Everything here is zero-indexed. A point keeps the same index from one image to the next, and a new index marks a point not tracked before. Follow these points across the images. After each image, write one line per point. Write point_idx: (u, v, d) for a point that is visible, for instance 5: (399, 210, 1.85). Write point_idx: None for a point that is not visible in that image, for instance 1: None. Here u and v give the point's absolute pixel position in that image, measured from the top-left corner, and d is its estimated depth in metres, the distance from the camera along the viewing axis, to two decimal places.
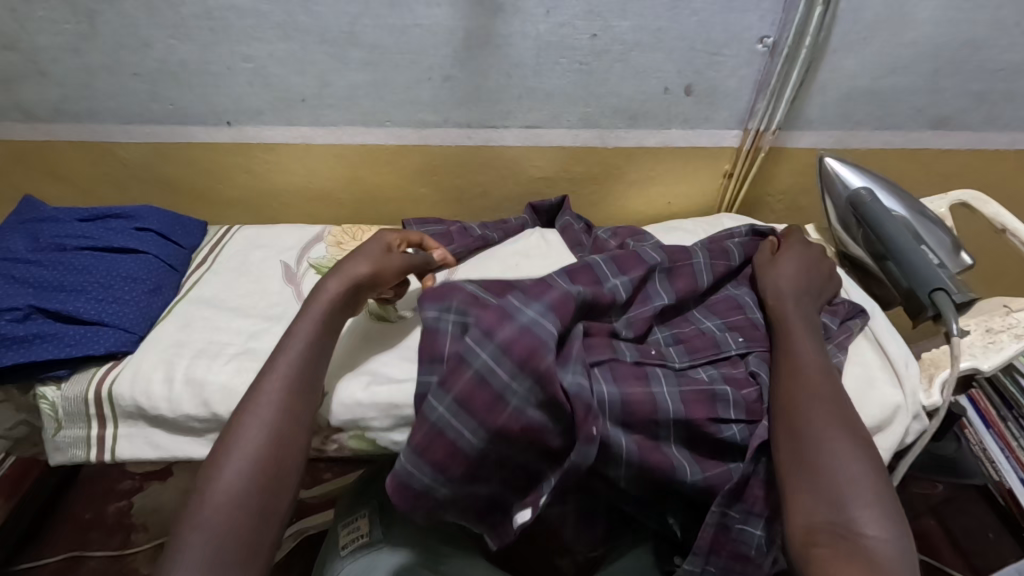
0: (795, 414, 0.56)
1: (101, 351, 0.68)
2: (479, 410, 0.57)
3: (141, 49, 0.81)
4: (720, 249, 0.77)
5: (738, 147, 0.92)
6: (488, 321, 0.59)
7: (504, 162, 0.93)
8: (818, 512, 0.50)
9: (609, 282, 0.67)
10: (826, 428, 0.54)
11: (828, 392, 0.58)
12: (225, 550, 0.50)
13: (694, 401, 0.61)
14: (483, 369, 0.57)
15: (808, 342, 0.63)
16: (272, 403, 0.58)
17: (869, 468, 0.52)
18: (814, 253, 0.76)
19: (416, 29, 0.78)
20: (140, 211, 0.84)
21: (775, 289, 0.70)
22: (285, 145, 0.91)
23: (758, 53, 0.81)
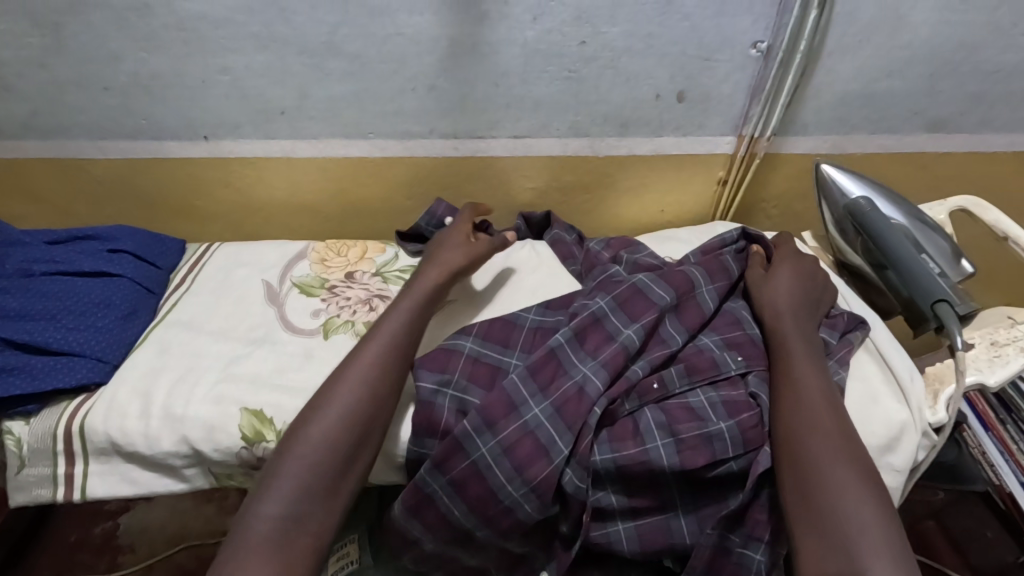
0: (803, 453, 0.55)
1: (73, 383, 0.65)
2: (473, 498, 0.59)
3: (111, 63, 0.77)
4: (717, 265, 0.74)
5: (732, 153, 0.90)
6: (486, 412, 0.60)
7: (492, 173, 0.91)
8: (829, 565, 0.49)
9: (621, 336, 0.65)
10: (836, 470, 0.53)
11: (836, 428, 0.56)
12: (312, 486, 0.54)
13: (693, 440, 0.60)
14: (481, 463, 0.59)
15: (810, 369, 0.61)
16: (373, 358, 0.62)
17: (884, 515, 0.50)
18: (811, 264, 0.74)
19: (399, 38, 0.75)
20: (112, 231, 0.80)
21: (774, 306, 0.68)
22: (266, 159, 0.88)
23: (751, 58, 0.79)
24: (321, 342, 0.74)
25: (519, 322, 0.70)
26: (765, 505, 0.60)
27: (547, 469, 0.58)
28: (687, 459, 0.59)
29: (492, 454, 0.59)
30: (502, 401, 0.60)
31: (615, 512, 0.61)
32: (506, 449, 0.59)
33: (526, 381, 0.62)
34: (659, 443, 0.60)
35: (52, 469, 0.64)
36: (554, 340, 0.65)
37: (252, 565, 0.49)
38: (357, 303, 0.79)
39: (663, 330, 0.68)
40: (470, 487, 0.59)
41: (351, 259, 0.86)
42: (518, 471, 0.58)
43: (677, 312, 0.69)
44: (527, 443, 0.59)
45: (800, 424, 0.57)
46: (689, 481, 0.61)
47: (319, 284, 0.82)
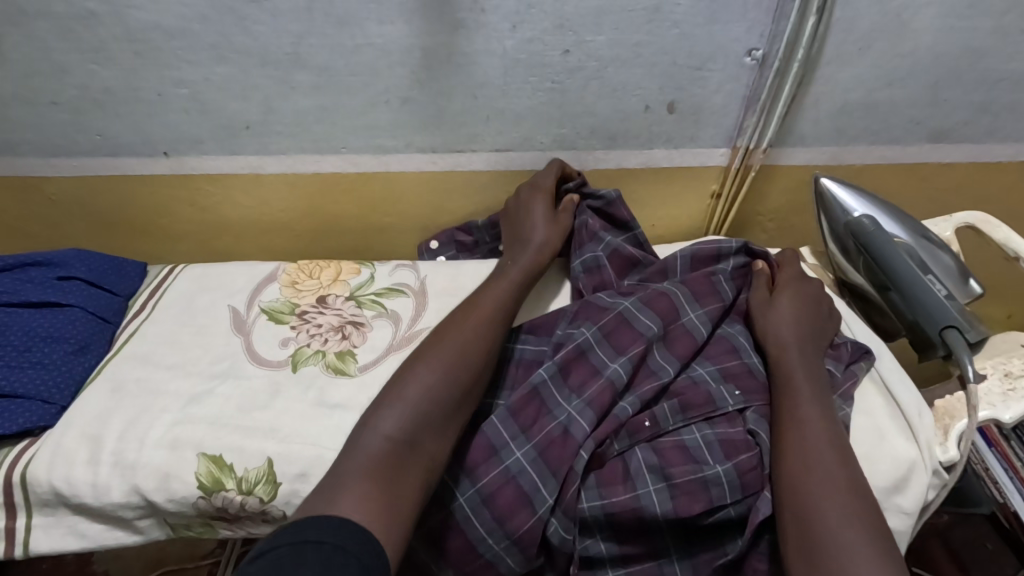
0: (806, 508, 0.50)
1: (14, 428, 0.60)
2: (453, 553, 0.54)
3: (58, 76, 0.72)
4: (705, 284, 0.69)
5: (726, 166, 0.85)
6: (469, 459, 0.56)
7: (474, 188, 0.86)
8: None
9: (607, 370, 0.60)
10: (843, 528, 0.48)
11: (845, 480, 0.51)
12: (423, 419, 0.53)
13: (686, 489, 0.55)
14: (460, 515, 0.54)
15: (815, 408, 0.56)
16: (488, 313, 0.63)
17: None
18: (808, 286, 0.70)
19: (368, 49, 0.70)
20: (63, 256, 0.74)
21: (774, 336, 0.64)
22: (232, 176, 0.83)
23: (746, 67, 0.74)
24: (289, 376, 0.69)
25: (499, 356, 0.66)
26: (765, 555, 0.54)
27: (529, 518, 0.53)
28: (680, 506, 0.54)
29: (470, 504, 0.54)
30: (480, 445, 0.56)
31: (606, 562, 0.56)
32: (485, 499, 0.54)
33: (506, 422, 0.57)
34: (651, 488, 0.55)
35: None
36: (535, 375, 0.60)
37: (364, 476, 0.48)
38: (329, 331, 0.74)
39: (652, 361, 0.63)
40: (448, 541, 0.54)
41: (324, 282, 0.81)
42: (499, 522, 0.53)
43: (666, 341, 0.64)
44: (509, 492, 0.54)
45: (803, 475, 0.52)
46: (682, 529, 0.56)
47: (289, 310, 0.77)
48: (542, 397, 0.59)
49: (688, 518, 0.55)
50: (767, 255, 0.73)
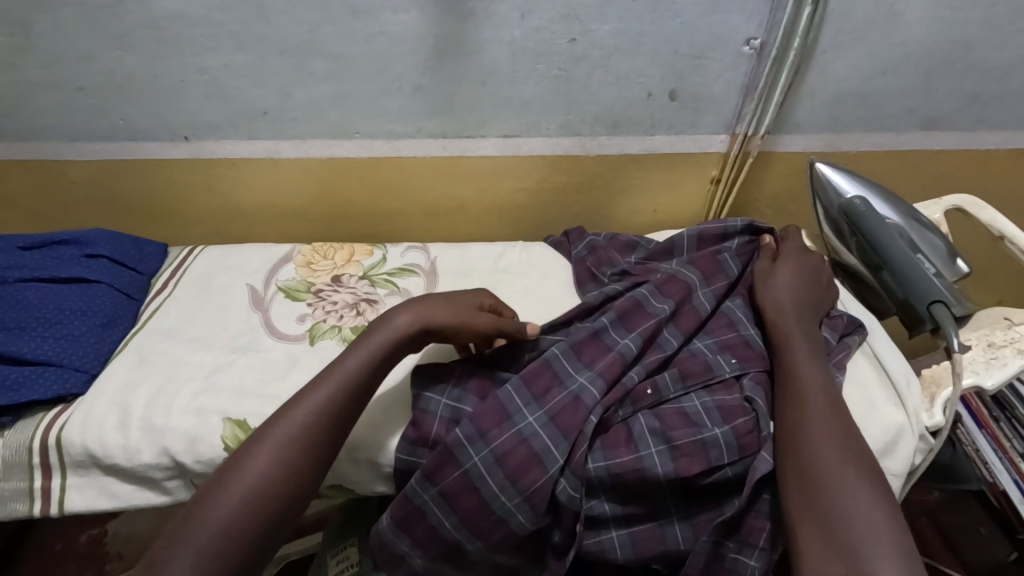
0: (802, 452, 0.52)
1: (47, 394, 0.63)
2: (464, 510, 0.57)
3: (84, 63, 0.75)
4: (711, 266, 0.74)
5: (725, 152, 0.89)
6: (483, 421, 0.58)
7: (482, 173, 0.89)
8: (833, 566, 0.44)
9: (618, 346, 0.64)
10: (838, 465, 0.49)
11: (840, 428, 0.53)
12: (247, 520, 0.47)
13: (686, 452, 0.58)
14: (473, 473, 0.57)
15: (814, 366, 0.59)
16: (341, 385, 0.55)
17: (891, 514, 0.46)
18: (809, 259, 0.73)
19: (383, 37, 0.73)
20: (89, 235, 0.77)
21: (775, 303, 0.67)
22: (249, 160, 0.86)
23: (744, 55, 0.78)
24: (307, 349, 0.72)
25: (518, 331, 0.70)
26: (763, 512, 0.57)
27: (539, 477, 0.56)
28: (682, 466, 0.57)
29: (484, 464, 0.57)
30: (495, 409, 0.59)
31: (609, 520, 0.60)
32: (499, 460, 0.57)
33: (520, 390, 0.60)
34: (653, 450, 0.58)
35: (27, 483, 0.62)
36: (551, 349, 0.64)
37: None
38: (344, 308, 0.77)
39: (660, 336, 0.67)
40: (461, 499, 0.57)
41: (338, 262, 0.84)
42: (510, 480, 0.56)
43: (673, 318, 0.68)
44: (521, 453, 0.57)
45: (800, 424, 0.54)
46: (684, 489, 0.59)
47: (305, 288, 0.80)
48: (554, 369, 0.62)
49: (687, 479, 0.58)
50: (772, 232, 0.78)
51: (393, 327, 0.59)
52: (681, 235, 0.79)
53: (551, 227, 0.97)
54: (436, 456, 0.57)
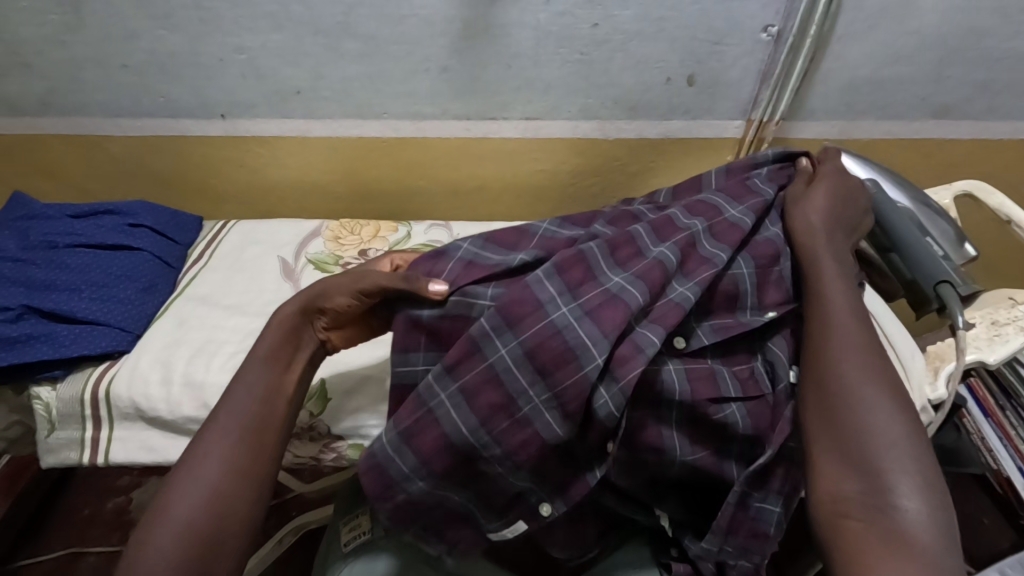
0: (824, 368, 0.50)
1: (97, 351, 0.67)
2: (483, 409, 0.51)
3: (130, 41, 0.79)
4: (740, 188, 0.68)
5: (740, 138, 0.91)
6: (514, 310, 0.52)
7: (504, 154, 0.92)
8: (848, 482, 0.45)
9: (652, 252, 0.58)
10: (863, 380, 0.48)
11: (864, 341, 0.51)
12: None
13: (700, 379, 0.56)
14: (499, 366, 0.51)
15: (839, 280, 0.56)
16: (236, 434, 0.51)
17: (913, 430, 0.46)
18: (845, 178, 0.67)
19: (413, 20, 0.77)
20: (132, 207, 0.82)
21: (808, 225, 0.61)
22: (281, 138, 0.89)
23: (761, 42, 0.80)
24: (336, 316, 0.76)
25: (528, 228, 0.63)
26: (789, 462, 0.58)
27: (572, 374, 0.50)
28: (697, 390, 0.55)
29: (512, 359, 0.51)
30: (525, 300, 0.52)
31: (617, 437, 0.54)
32: (526, 351, 0.51)
33: (551, 279, 0.54)
34: (671, 367, 0.56)
35: (79, 432, 0.67)
36: (584, 244, 0.57)
37: None
38: None
39: (704, 248, 0.59)
40: (483, 398, 0.51)
41: (364, 237, 0.87)
42: (540, 373, 0.51)
43: (710, 231, 0.62)
44: (552, 346, 0.51)
45: (824, 334, 0.52)
46: (709, 412, 0.55)
47: (334, 261, 0.84)
48: (587, 263, 0.56)
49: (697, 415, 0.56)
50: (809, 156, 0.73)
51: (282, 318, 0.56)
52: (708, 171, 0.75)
53: (568, 209, 1.00)
54: (460, 352, 0.52)
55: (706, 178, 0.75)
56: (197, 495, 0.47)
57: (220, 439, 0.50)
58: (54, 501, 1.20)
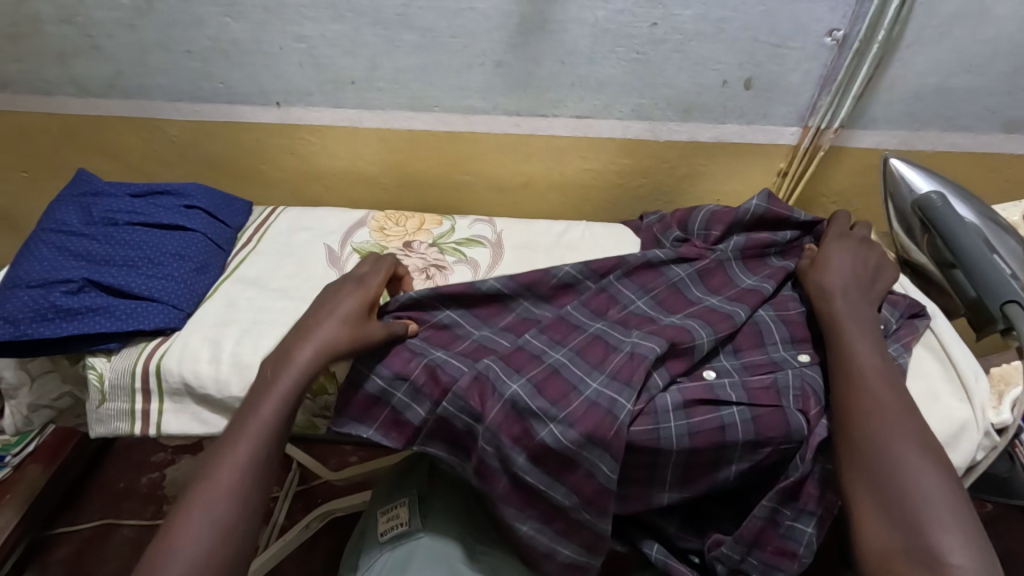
0: (855, 425, 0.52)
1: (151, 326, 0.69)
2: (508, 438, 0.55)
3: (195, 27, 0.81)
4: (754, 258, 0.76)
5: (795, 145, 0.89)
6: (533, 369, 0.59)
7: (551, 152, 0.91)
8: (893, 538, 0.46)
9: (666, 319, 0.66)
10: (899, 439, 0.50)
11: (893, 400, 0.53)
12: None
13: (695, 399, 0.59)
14: (517, 399, 0.56)
15: (864, 343, 0.58)
16: (241, 466, 0.51)
17: (951, 486, 0.47)
18: (868, 248, 0.70)
19: (471, 13, 0.77)
20: (188, 188, 0.84)
21: (823, 286, 0.65)
22: (332, 128, 0.90)
23: (825, 46, 0.78)
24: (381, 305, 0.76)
25: (552, 276, 0.70)
26: (819, 479, 0.56)
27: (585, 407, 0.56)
28: (693, 410, 0.58)
29: (524, 392, 0.56)
30: (523, 354, 0.61)
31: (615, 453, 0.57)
32: (535, 385, 0.58)
33: (539, 337, 0.64)
34: (665, 393, 0.59)
35: (129, 404, 0.68)
36: (568, 312, 0.68)
37: None
38: (414, 271, 0.81)
39: (724, 307, 0.67)
40: (504, 427, 0.55)
41: (409, 229, 0.88)
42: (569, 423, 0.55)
43: (734, 298, 0.69)
44: (557, 382, 0.58)
45: (851, 394, 0.54)
46: (695, 457, 0.57)
47: (379, 251, 0.84)
48: (608, 343, 0.63)
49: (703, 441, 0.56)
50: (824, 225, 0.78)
51: (299, 365, 0.58)
52: (753, 201, 0.75)
53: (613, 209, 0.99)
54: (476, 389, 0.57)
55: (744, 205, 0.76)
56: (204, 525, 0.48)
57: (235, 471, 0.51)
58: (93, 473, 1.24)
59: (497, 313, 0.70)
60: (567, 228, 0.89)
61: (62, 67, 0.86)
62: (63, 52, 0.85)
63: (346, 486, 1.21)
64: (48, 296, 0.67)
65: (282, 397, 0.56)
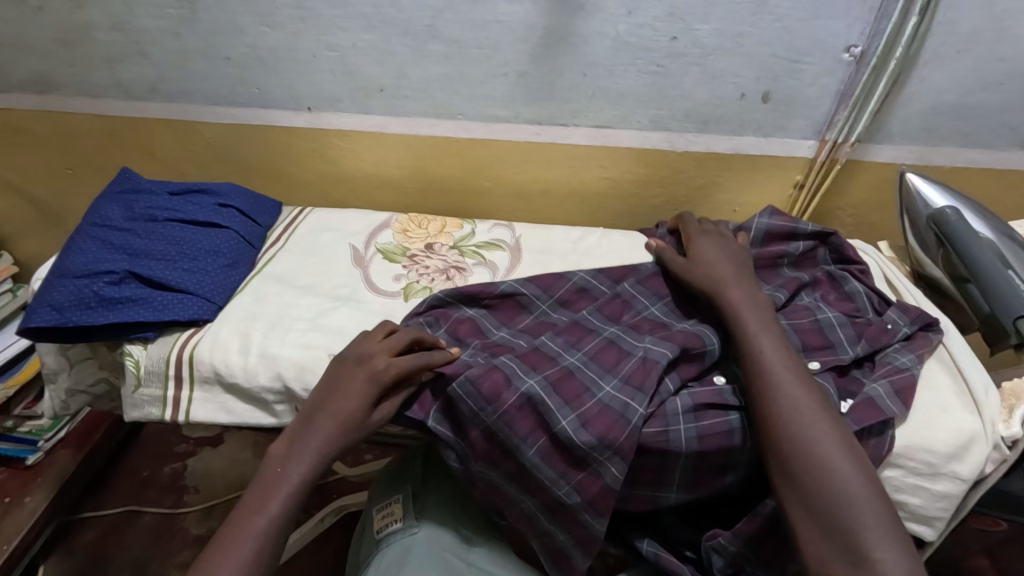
0: (778, 436, 0.55)
1: (185, 317, 0.73)
2: (522, 429, 0.58)
3: (235, 35, 0.85)
4: (767, 270, 0.78)
5: (812, 158, 0.90)
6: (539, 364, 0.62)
7: (570, 161, 0.94)
8: (826, 541, 0.51)
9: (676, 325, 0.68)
10: (823, 448, 0.54)
11: (807, 400, 0.56)
12: None
13: (705, 402, 0.60)
14: (533, 394, 0.58)
15: (769, 342, 0.60)
16: (260, 532, 0.54)
17: (868, 480, 0.52)
18: (726, 236, 0.75)
19: (496, 25, 0.80)
20: (223, 187, 0.88)
21: (713, 281, 0.68)
22: (360, 133, 0.94)
23: (843, 62, 0.79)
24: (402, 303, 0.79)
25: (565, 280, 0.74)
26: None
27: (600, 411, 0.58)
28: (702, 411, 0.60)
29: (540, 388, 0.58)
30: (539, 354, 0.63)
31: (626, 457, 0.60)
32: (550, 381, 0.60)
33: (554, 340, 0.66)
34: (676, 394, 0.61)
35: (162, 391, 0.72)
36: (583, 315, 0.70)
37: None
38: (435, 272, 0.84)
39: None
40: (518, 419, 0.58)
41: (431, 232, 0.91)
42: (583, 424, 0.57)
43: None
44: (571, 381, 0.60)
45: (768, 401, 0.57)
46: (703, 461, 0.59)
47: (401, 253, 0.87)
48: (623, 348, 0.64)
49: (709, 445, 0.58)
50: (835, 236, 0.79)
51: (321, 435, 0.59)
52: (757, 219, 0.80)
53: (629, 218, 1.01)
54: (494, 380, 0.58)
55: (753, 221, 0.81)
56: None
57: (251, 542, 0.54)
58: (118, 460, 1.29)
59: (515, 316, 0.72)
60: (583, 234, 0.92)
61: (110, 72, 0.91)
62: (111, 58, 0.90)
63: (361, 482, 1.24)
64: (92, 285, 0.71)
65: (302, 469, 0.57)
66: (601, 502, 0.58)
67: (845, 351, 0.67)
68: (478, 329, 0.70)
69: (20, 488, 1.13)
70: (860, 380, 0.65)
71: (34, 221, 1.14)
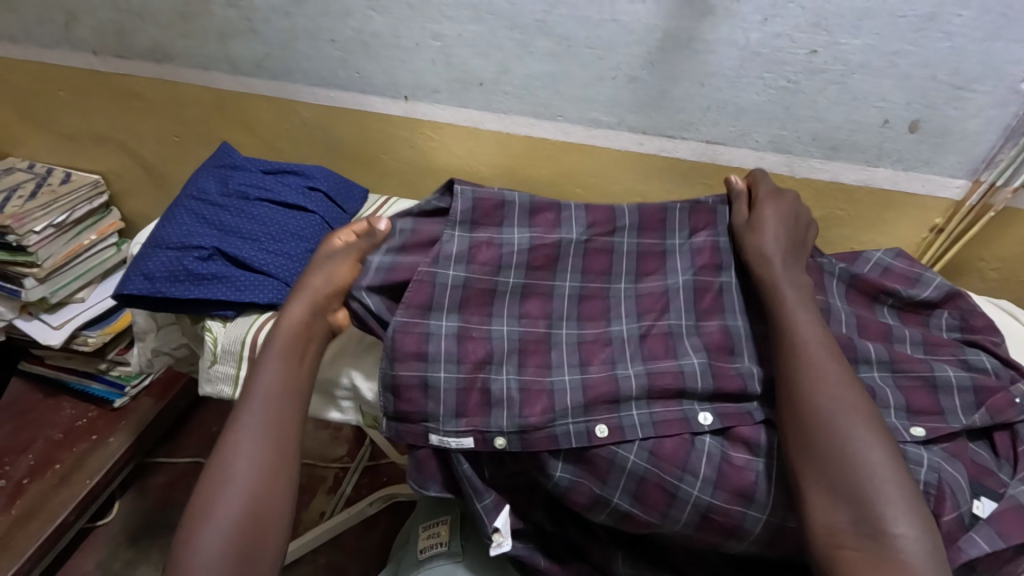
0: (799, 400, 0.52)
1: (264, 300, 0.73)
2: (532, 413, 0.58)
3: (343, 18, 0.84)
4: (862, 296, 0.68)
5: (959, 200, 0.78)
6: (589, 354, 0.61)
7: (673, 175, 0.86)
8: (839, 511, 0.47)
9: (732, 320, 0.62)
10: (844, 412, 0.50)
11: (833, 369, 0.53)
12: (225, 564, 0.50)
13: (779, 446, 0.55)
14: (559, 388, 0.59)
15: (804, 307, 0.56)
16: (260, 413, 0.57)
17: (892, 456, 0.49)
18: (797, 205, 0.67)
19: (612, 25, 0.74)
20: (315, 170, 0.88)
21: (761, 249, 0.61)
22: (453, 126, 0.91)
23: (1020, 93, 0.68)
24: None
25: (667, 214, 0.67)
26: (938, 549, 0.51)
27: (608, 434, 0.56)
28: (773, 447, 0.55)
29: (572, 388, 0.59)
30: (600, 348, 0.61)
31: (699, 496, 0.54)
32: (585, 395, 0.58)
33: (632, 342, 0.61)
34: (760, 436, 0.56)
35: (235, 370, 0.72)
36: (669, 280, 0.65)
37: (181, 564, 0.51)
38: None
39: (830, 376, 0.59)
40: (466, 396, 0.59)
41: None
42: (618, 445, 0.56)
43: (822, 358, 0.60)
44: (607, 391, 0.58)
45: (796, 366, 0.53)
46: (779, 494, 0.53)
47: None
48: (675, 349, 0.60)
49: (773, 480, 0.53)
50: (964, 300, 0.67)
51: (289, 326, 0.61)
52: (878, 254, 0.70)
53: None
54: (536, 394, 0.59)
55: (869, 254, 0.70)
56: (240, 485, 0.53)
57: (250, 427, 0.56)
58: (192, 414, 1.35)
59: (600, 251, 0.65)
60: None
61: (222, 46, 0.93)
62: (225, 33, 0.91)
63: None
64: (182, 259, 0.72)
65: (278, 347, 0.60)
66: (536, 450, 0.57)
67: (956, 421, 0.57)
68: (602, 278, 0.65)
69: (105, 428, 1.21)
70: (996, 475, 0.54)
71: (142, 182, 1.20)
